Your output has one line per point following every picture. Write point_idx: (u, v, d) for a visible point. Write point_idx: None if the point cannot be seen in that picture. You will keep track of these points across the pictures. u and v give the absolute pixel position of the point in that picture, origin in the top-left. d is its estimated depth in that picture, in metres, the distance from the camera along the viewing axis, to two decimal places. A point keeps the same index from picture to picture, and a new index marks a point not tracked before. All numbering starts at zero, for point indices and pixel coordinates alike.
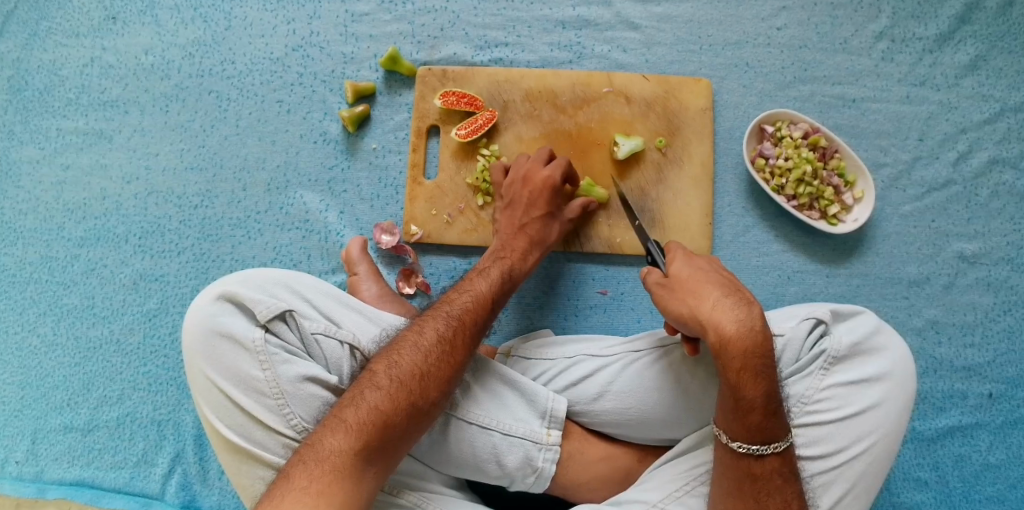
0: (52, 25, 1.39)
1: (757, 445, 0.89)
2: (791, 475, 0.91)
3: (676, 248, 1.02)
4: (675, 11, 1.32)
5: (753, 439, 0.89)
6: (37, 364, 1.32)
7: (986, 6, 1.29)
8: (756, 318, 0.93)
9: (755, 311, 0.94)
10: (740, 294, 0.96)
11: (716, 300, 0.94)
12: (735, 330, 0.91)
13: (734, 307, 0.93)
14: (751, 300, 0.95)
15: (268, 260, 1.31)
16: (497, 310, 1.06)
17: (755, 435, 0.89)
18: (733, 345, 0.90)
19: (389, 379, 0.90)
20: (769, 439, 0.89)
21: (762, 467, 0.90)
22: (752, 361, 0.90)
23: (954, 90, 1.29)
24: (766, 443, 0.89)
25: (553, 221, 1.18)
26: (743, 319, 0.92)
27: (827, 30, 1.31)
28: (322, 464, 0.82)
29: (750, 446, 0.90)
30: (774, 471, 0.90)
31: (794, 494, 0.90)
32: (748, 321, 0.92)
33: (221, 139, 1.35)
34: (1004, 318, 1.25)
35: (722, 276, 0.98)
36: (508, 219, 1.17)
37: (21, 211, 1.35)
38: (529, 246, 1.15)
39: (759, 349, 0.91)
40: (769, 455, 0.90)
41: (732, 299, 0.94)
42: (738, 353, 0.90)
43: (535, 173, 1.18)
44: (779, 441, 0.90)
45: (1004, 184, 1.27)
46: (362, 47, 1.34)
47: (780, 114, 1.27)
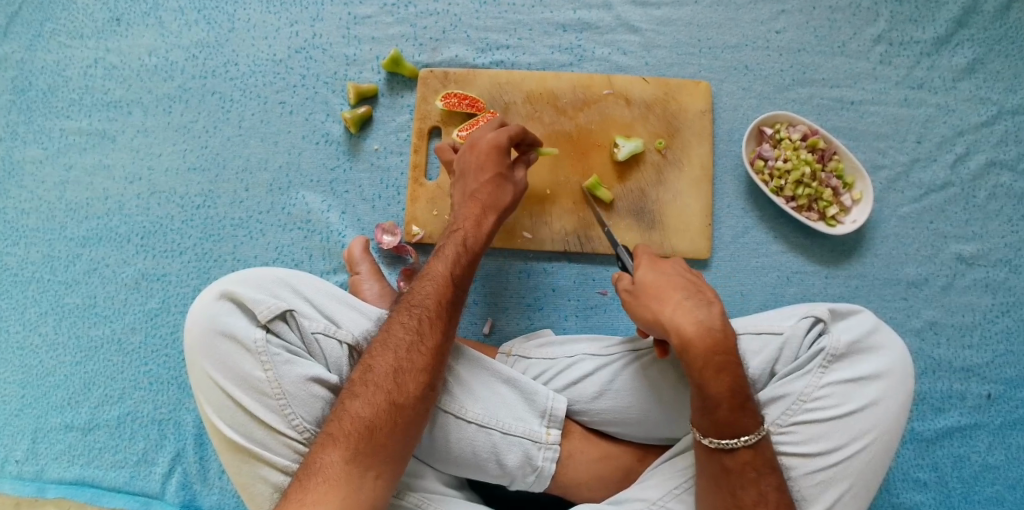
0: (56, 27, 1.40)
1: (726, 440, 0.90)
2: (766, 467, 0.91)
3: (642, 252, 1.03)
4: (675, 14, 1.33)
5: (722, 434, 0.90)
6: (38, 363, 1.32)
7: (984, 10, 1.31)
8: (716, 317, 0.94)
9: (715, 311, 0.95)
10: (702, 295, 0.97)
11: (677, 304, 0.95)
12: (695, 331, 0.92)
13: (693, 308, 0.94)
14: (712, 301, 0.96)
15: (270, 260, 1.32)
16: (463, 285, 1.03)
17: (724, 430, 0.90)
18: (696, 345, 0.92)
19: (366, 384, 0.91)
20: (737, 433, 0.90)
21: (734, 462, 0.90)
22: (717, 357, 0.91)
23: (951, 93, 1.30)
24: (735, 437, 0.90)
25: (506, 182, 1.13)
26: (703, 318, 0.93)
27: (826, 34, 1.32)
28: (315, 479, 0.84)
29: (720, 440, 0.90)
30: (747, 465, 0.90)
31: (768, 485, 0.90)
32: (707, 320, 0.93)
33: (224, 139, 1.36)
34: (1003, 320, 1.26)
35: (686, 277, 0.99)
36: (459, 190, 1.13)
37: (24, 211, 1.36)
38: (482, 212, 1.10)
39: (721, 345, 0.92)
40: (740, 448, 0.90)
41: (692, 301, 0.95)
42: (702, 352, 0.91)
43: (481, 139, 1.14)
44: (748, 434, 0.90)
45: (1002, 186, 1.28)
46: (364, 49, 1.35)
47: (779, 116, 1.27)
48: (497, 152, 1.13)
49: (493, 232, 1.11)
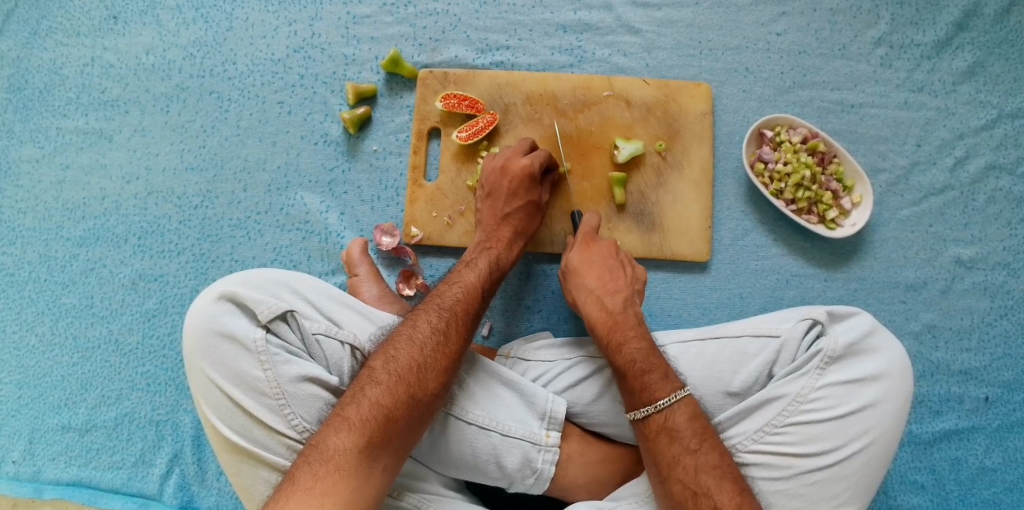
0: (52, 25, 1.39)
1: (640, 409, 0.97)
2: (681, 433, 0.94)
3: (581, 231, 1.18)
4: (676, 16, 1.33)
5: (636, 403, 0.98)
6: (35, 364, 1.31)
7: (985, 13, 1.30)
8: (619, 304, 1.08)
9: (621, 298, 1.09)
10: (614, 283, 1.11)
11: (588, 292, 1.11)
12: (597, 314, 1.08)
13: (601, 296, 1.10)
14: (623, 289, 1.11)
15: (268, 261, 1.31)
16: (487, 300, 1.11)
17: (639, 400, 0.98)
18: (598, 326, 1.07)
19: (389, 374, 0.94)
20: (648, 400, 0.97)
21: (650, 428, 0.96)
22: (616, 334, 1.05)
23: (951, 96, 1.30)
24: (647, 404, 0.97)
25: (535, 206, 1.20)
26: (606, 305, 1.08)
27: (826, 36, 1.32)
28: (326, 464, 0.85)
29: (635, 411, 0.98)
30: (661, 429, 0.95)
31: (681, 449, 0.93)
32: (611, 306, 1.08)
33: (222, 140, 1.35)
34: (1001, 323, 1.26)
35: (604, 264, 1.13)
36: (490, 209, 1.20)
37: (20, 211, 1.35)
38: (513, 235, 1.18)
39: (620, 325, 1.06)
40: (652, 414, 0.96)
41: (601, 289, 1.10)
42: (603, 331, 1.06)
43: (513, 162, 1.19)
44: (659, 399, 0.96)
45: (1001, 189, 1.28)
46: (363, 49, 1.35)
47: (779, 118, 1.27)
48: (529, 180, 1.18)
49: (521, 253, 1.20)
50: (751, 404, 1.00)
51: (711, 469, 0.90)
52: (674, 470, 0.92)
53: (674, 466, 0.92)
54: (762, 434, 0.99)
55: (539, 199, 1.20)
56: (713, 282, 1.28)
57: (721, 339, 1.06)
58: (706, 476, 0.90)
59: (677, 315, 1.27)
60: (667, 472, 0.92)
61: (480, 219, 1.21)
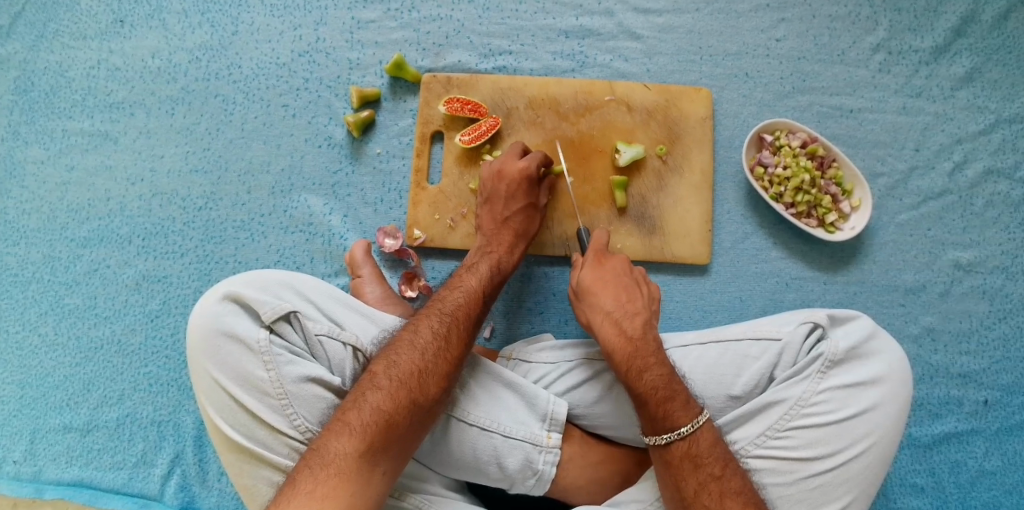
0: (60, 28, 1.40)
1: (662, 435, 0.97)
2: (705, 459, 0.95)
3: (592, 249, 1.16)
4: (676, 22, 1.34)
5: (657, 429, 0.98)
6: (38, 364, 1.32)
7: (982, 20, 1.32)
8: (638, 328, 1.06)
9: (640, 321, 1.07)
10: (631, 306, 1.09)
11: (606, 315, 1.08)
12: (615, 339, 1.05)
13: (619, 319, 1.07)
14: (640, 311, 1.08)
15: (271, 263, 1.32)
16: (488, 304, 1.11)
17: (659, 425, 0.98)
18: (616, 351, 1.04)
19: (390, 378, 0.95)
20: (670, 426, 0.97)
21: (672, 455, 0.97)
22: (637, 360, 1.02)
23: (949, 102, 1.31)
24: (670, 430, 0.97)
25: (534, 210, 1.21)
26: (625, 329, 1.06)
27: (825, 42, 1.33)
28: (327, 468, 0.86)
29: (655, 436, 0.98)
30: (684, 456, 0.96)
31: (706, 476, 0.94)
32: (630, 331, 1.06)
33: (226, 142, 1.36)
34: (999, 326, 1.27)
35: (621, 286, 1.11)
36: (488, 214, 1.20)
37: (25, 211, 1.36)
38: (514, 238, 1.19)
39: (641, 352, 1.03)
40: (675, 441, 0.96)
41: (619, 312, 1.08)
42: (623, 357, 1.03)
43: (510, 166, 1.20)
44: (681, 426, 0.96)
45: (999, 194, 1.29)
46: (367, 53, 1.36)
47: (779, 123, 1.28)
48: (527, 182, 1.20)
49: (522, 257, 1.20)
50: (754, 409, 1.00)
51: (735, 495, 0.92)
52: (700, 496, 0.93)
53: (699, 493, 0.93)
54: (765, 439, 1.00)
55: (537, 202, 1.21)
56: (714, 285, 1.29)
57: (723, 342, 1.06)
58: (732, 501, 0.92)
59: (678, 317, 1.28)
60: (692, 499, 0.93)
61: (480, 224, 1.21)
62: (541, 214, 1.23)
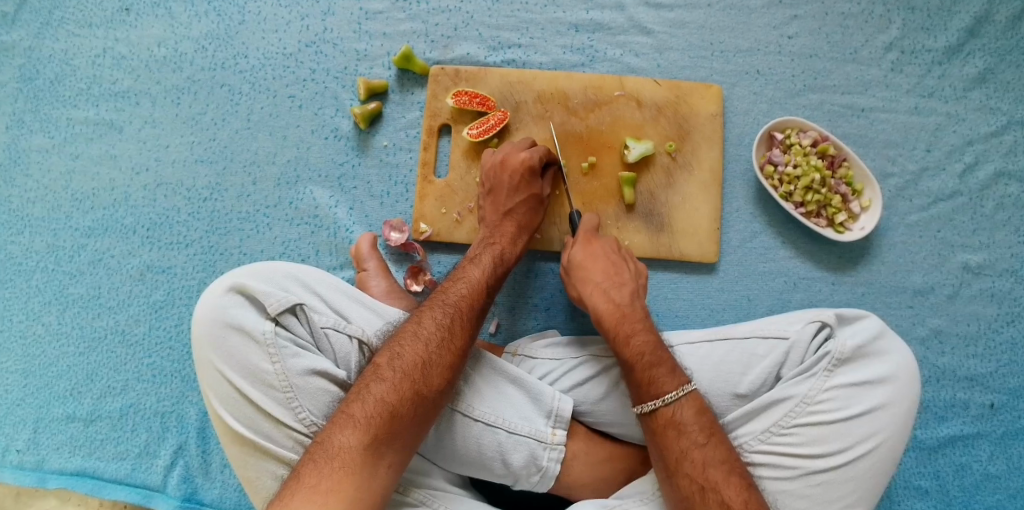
0: (65, 16, 1.39)
1: (648, 403, 0.98)
2: (689, 425, 0.95)
3: (581, 230, 1.17)
4: (688, 17, 1.33)
5: (643, 397, 0.98)
6: (41, 353, 1.32)
7: (996, 20, 1.31)
8: (625, 296, 1.09)
9: (628, 290, 1.10)
10: (619, 277, 1.12)
11: (593, 284, 1.11)
12: (604, 307, 1.08)
13: (607, 288, 1.10)
14: (627, 282, 1.11)
15: (276, 255, 1.31)
16: (492, 296, 1.11)
17: (645, 393, 0.99)
18: (606, 319, 1.07)
19: (394, 370, 0.94)
20: (656, 392, 0.97)
21: (658, 423, 0.97)
22: (625, 326, 1.05)
23: (961, 102, 1.30)
24: (654, 397, 0.97)
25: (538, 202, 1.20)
26: (613, 297, 1.09)
27: (838, 40, 1.32)
28: (331, 460, 0.86)
29: (642, 404, 0.98)
30: (669, 424, 0.96)
31: (692, 444, 0.94)
32: (617, 299, 1.08)
33: (232, 132, 1.35)
34: (1007, 330, 1.26)
35: (609, 259, 1.13)
36: (491, 205, 1.20)
37: (28, 200, 1.35)
38: (517, 229, 1.18)
39: (628, 317, 1.06)
40: (660, 408, 0.97)
41: (606, 282, 1.11)
42: (611, 325, 1.06)
43: (513, 156, 1.19)
44: (666, 392, 0.97)
45: (1010, 196, 1.28)
46: (375, 45, 1.35)
47: (789, 121, 1.27)
48: (529, 173, 1.18)
49: (525, 249, 1.19)
50: (759, 406, 1.00)
51: (719, 464, 0.92)
52: (682, 464, 0.93)
53: (682, 461, 0.93)
54: (768, 435, 1.00)
55: (541, 193, 1.20)
56: (721, 283, 1.28)
57: (731, 341, 1.06)
58: (715, 470, 0.91)
59: (684, 315, 1.28)
60: (675, 466, 0.93)
61: (484, 216, 1.21)
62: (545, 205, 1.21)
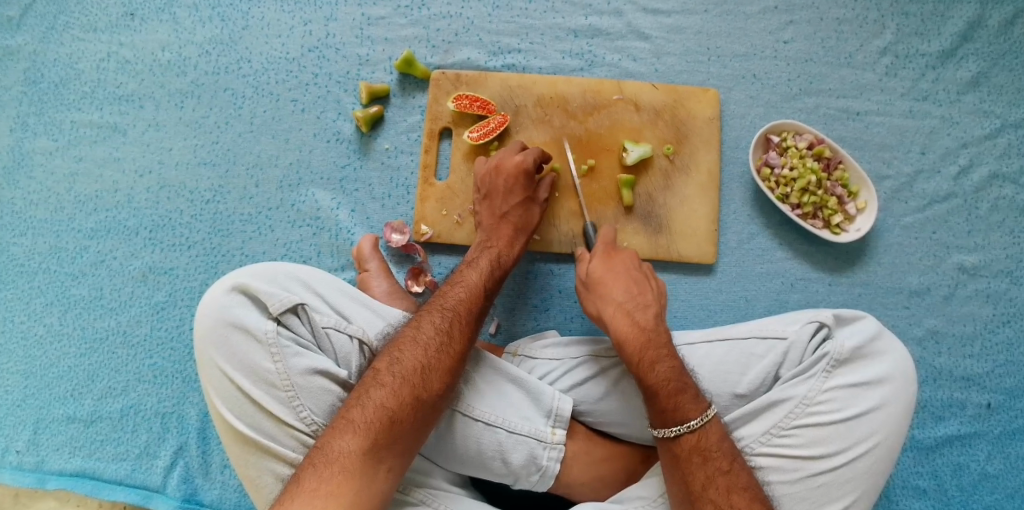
0: (70, 20, 1.40)
1: (671, 428, 0.97)
2: (712, 453, 0.95)
3: (598, 245, 1.16)
4: (685, 22, 1.35)
5: (666, 422, 0.98)
6: (42, 354, 1.32)
7: (988, 25, 1.33)
8: (650, 319, 1.07)
9: (651, 313, 1.08)
10: (642, 298, 1.09)
11: (616, 306, 1.08)
12: (629, 331, 1.05)
13: (631, 311, 1.07)
14: (651, 304, 1.09)
15: (278, 256, 1.32)
16: (490, 299, 1.12)
17: (668, 418, 0.98)
18: (628, 342, 1.04)
19: (393, 375, 0.95)
20: (680, 418, 0.97)
21: (681, 448, 0.96)
22: (650, 352, 1.03)
23: (955, 106, 1.32)
24: (679, 423, 0.97)
25: (533, 204, 1.21)
26: (638, 321, 1.06)
27: (833, 45, 1.34)
28: (331, 466, 0.86)
29: (664, 430, 0.98)
30: (693, 449, 0.96)
31: (716, 470, 0.94)
32: (642, 322, 1.06)
33: (235, 135, 1.36)
34: (1003, 330, 1.27)
35: (629, 277, 1.12)
36: (487, 209, 1.21)
37: (32, 202, 1.37)
38: (514, 232, 1.19)
39: (653, 343, 1.04)
40: (685, 434, 0.96)
41: (630, 303, 1.08)
42: (634, 349, 1.03)
43: (507, 160, 1.21)
44: (692, 419, 0.97)
45: (1004, 198, 1.30)
46: (377, 49, 1.37)
47: (785, 124, 1.28)
48: (524, 177, 1.20)
49: (523, 250, 1.21)
50: (760, 407, 1.01)
51: (742, 491, 0.92)
52: (707, 491, 0.92)
53: (706, 487, 0.93)
54: (769, 436, 1.00)
55: (535, 195, 1.22)
56: (719, 284, 1.29)
57: (730, 341, 1.07)
58: (738, 497, 0.91)
59: (683, 316, 1.29)
60: (699, 493, 0.93)
61: (480, 220, 1.22)
62: (541, 208, 1.23)
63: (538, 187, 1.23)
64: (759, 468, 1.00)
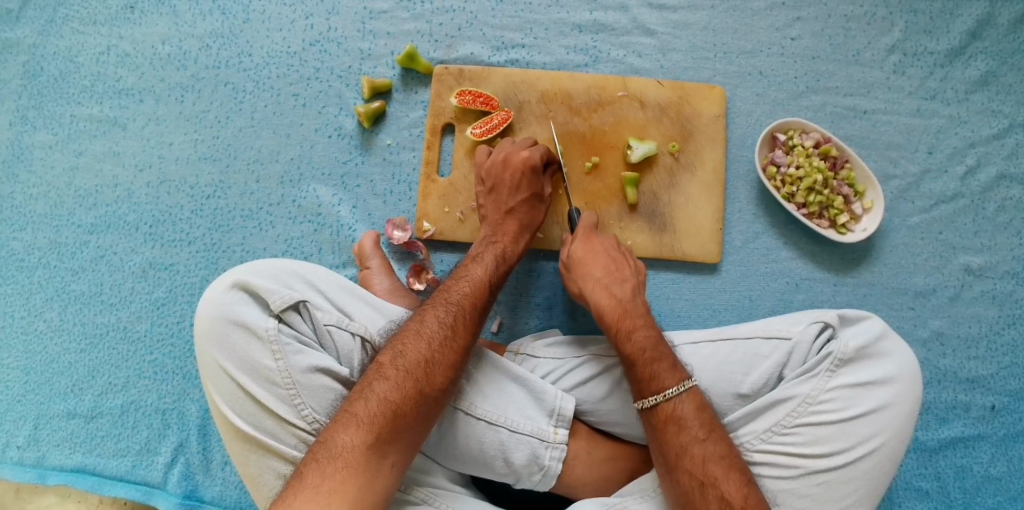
0: (70, 13, 1.39)
1: (648, 398, 0.97)
2: (689, 422, 0.95)
3: (580, 227, 1.17)
4: (691, 18, 1.34)
5: (644, 392, 0.98)
6: (42, 349, 1.31)
7: (998, 23, 1.31)
8: (627, 292, 1.09)
9: (628, 286, 1.10)
10: (620, 273, 1.12)
11: (595, 281, 1.11)
12: (606, 304, 1.08)
13: (609, 284, 1.10)
14: (629, 278, 1.11)
15: (279, 252, 1.31)
16: (494, 294, 1.11)
17: (646, 389, 0.98)
18: (607, 315, 1.06)
19: (397, 369, 0.94)
20: (656, 389, 0.97)
21: (658, 418, 0.97)
22: (626, 322, 1.05)
23: (963, 105, 1.30)
24: (655, 392, 0.97)
25: (538, 201, 1.20)
26: (615, 294, 1.09)
27: (840, 42, 1.32)
28: (334, 460, 0.86)
29: (643, 400, 0.98)
30: (670, 419, 0.96)
31: (693, 440, 0.94)
32: (619, 295, 1.08)
33: (235, 130, 1.35)
34: (1008, 332, 1.27)
35: (609, 256, 1.14)
36: (492, 204, 1.20)
37: (32, 196, 1.35)
38: (519, 228, 1.18)
39: (630, 313, 1.06)
40: (661, 403, 0.97)
41: (608, 278, 1.11)
42: (612, 321, 1.06)
43: (514, 155, 1.20)
44: (667, 388, 0.97)
45: (1012, 199, 1.28)
46: (379, 44, 1.35)
47: (792, 122, 1.27)
48: (530, 173, 1.19)
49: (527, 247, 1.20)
50: (761, 406, 1.00)
51: (720, 460, 0.92)
52: (682, 460, 0.93)
53: (682, 457, 0.93)
54: (771, 435, 1.00)
55: (540, 192, 1.20)
56: (723, 283, 1.28)
57: (734, 341, 1.06)
58: (715, 465, 0.92)
59: (686, 315, 1.28)
60: (675, 463, 0.93)
61: (485, 215, 1.21)
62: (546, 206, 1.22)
63: (544, 182, 1.22)
64: (760, 467, 1.00)
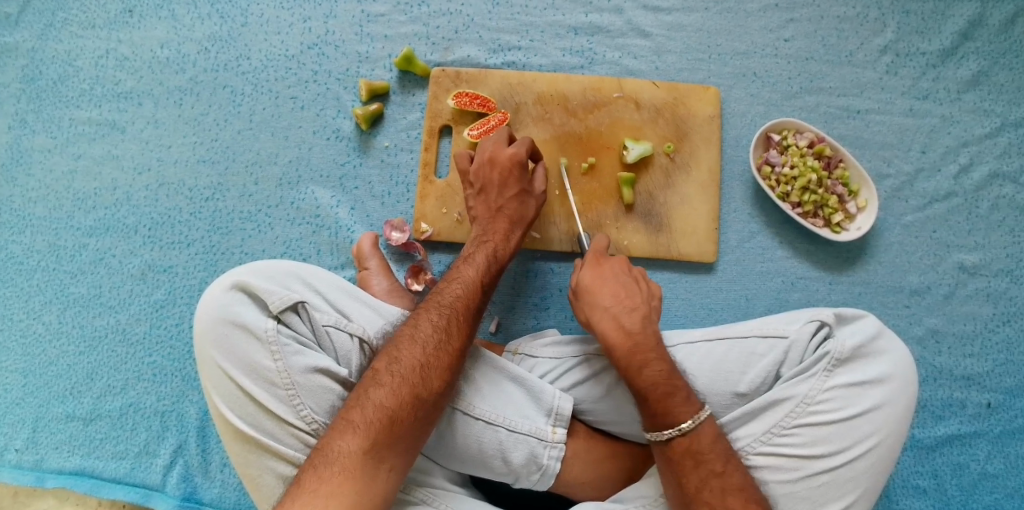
0: (68, 17, 1.40)
1: (664, 431, 0.97)
2: (705, 454, 0.96)
3: (591, 252, 1.16)
4: (686, 20, 1.35)
5: (659, 425, 0.98)
6: (41, 351, 1.32)
7: (989, 23, 1.33)
8: (636, 323, 1.06)
9: (638, 316, 1.07)
10: (630, 301, 1.09)
11: (604, 311, 1.08)
12: (615, 336, 1.05)
13: (618, 314, 1.07)
14: (639, 306, 1.09)
15: (278, 254, 1.32)
16: (487, 294, 1.11)
17: (660, 421, 0.98)
18: (617, 347, 1.04)
19: (392, 375, 0.94)
20: (671, 422, 0.97)
21: (674, 451, 0.97)
22: (637, 357, 1.03)
23: (955, 105, 1.32)
24: (671, 426, 0.97)
25: (528, 196, 1.21)
26: (624, 325, 1.06)
27: (833, 43, 1.34)
28: (331, 466, 0.86)
29: (658, 432, 0.98)
30: (686, 453, 0.96)
31: (710, 472, 0.94)
32: (629, 326, 1.06)
33: (234, 133, 1.36)
34: (1003, 329, 1.27)
35: (619, 283, 1.11)
36: (482, 204, 1.20)
37: (31, 199, 1.36)
38: (510, 226, 1.18)
39: (641, 347, 1.04)
40: (676, 437, 0.97)
41: (618, 308, 1.08)
42: (622, 354, 1.03)
43: (499, 153, 1.20)
44: (682, 422, 0.97)
45: (1005, 197, 1.29)
46: (376, 47, 1.36)
47: (786, 122, 1.28)
48: (517, 168, 1.19)
49: (519, 244, 1.20)
50: (759, 407, 1.01)
51: (737, 492, 0.93)
52: (701, 493, 0.93)
53: (701, 489, 0.93)
54: (770, 436, 1.00)
55: (528, 188, 1.21)
56: (719, 282, 1.29)
57: (731, 340, 1.06)
58: (733, 498, 0.92)
59: (683, 315, 1.28)
60: (693, 495, 0.93)
61: (475, 215, 1.22)
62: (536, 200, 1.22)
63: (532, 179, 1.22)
64: (760, 469, 1.00)
